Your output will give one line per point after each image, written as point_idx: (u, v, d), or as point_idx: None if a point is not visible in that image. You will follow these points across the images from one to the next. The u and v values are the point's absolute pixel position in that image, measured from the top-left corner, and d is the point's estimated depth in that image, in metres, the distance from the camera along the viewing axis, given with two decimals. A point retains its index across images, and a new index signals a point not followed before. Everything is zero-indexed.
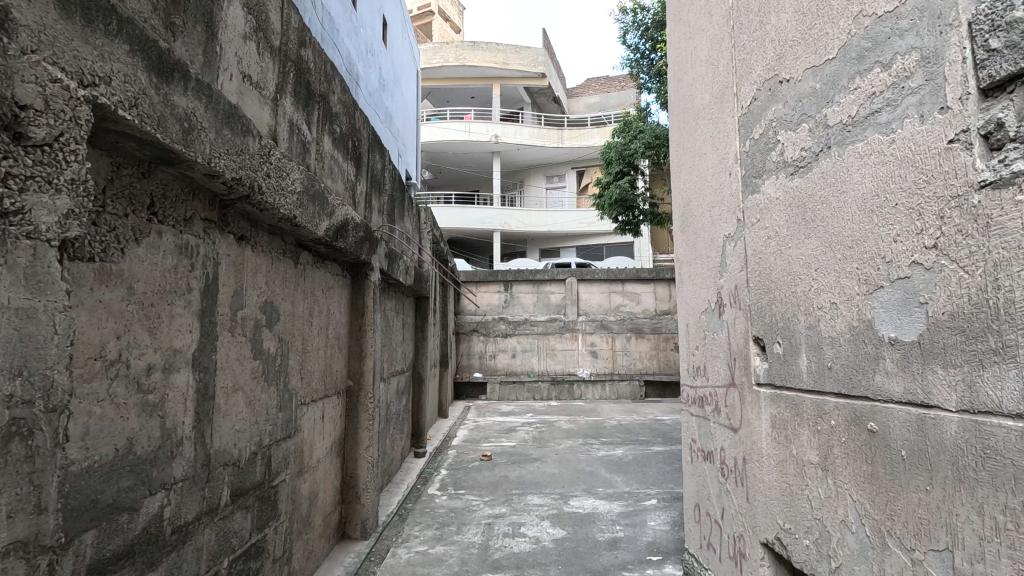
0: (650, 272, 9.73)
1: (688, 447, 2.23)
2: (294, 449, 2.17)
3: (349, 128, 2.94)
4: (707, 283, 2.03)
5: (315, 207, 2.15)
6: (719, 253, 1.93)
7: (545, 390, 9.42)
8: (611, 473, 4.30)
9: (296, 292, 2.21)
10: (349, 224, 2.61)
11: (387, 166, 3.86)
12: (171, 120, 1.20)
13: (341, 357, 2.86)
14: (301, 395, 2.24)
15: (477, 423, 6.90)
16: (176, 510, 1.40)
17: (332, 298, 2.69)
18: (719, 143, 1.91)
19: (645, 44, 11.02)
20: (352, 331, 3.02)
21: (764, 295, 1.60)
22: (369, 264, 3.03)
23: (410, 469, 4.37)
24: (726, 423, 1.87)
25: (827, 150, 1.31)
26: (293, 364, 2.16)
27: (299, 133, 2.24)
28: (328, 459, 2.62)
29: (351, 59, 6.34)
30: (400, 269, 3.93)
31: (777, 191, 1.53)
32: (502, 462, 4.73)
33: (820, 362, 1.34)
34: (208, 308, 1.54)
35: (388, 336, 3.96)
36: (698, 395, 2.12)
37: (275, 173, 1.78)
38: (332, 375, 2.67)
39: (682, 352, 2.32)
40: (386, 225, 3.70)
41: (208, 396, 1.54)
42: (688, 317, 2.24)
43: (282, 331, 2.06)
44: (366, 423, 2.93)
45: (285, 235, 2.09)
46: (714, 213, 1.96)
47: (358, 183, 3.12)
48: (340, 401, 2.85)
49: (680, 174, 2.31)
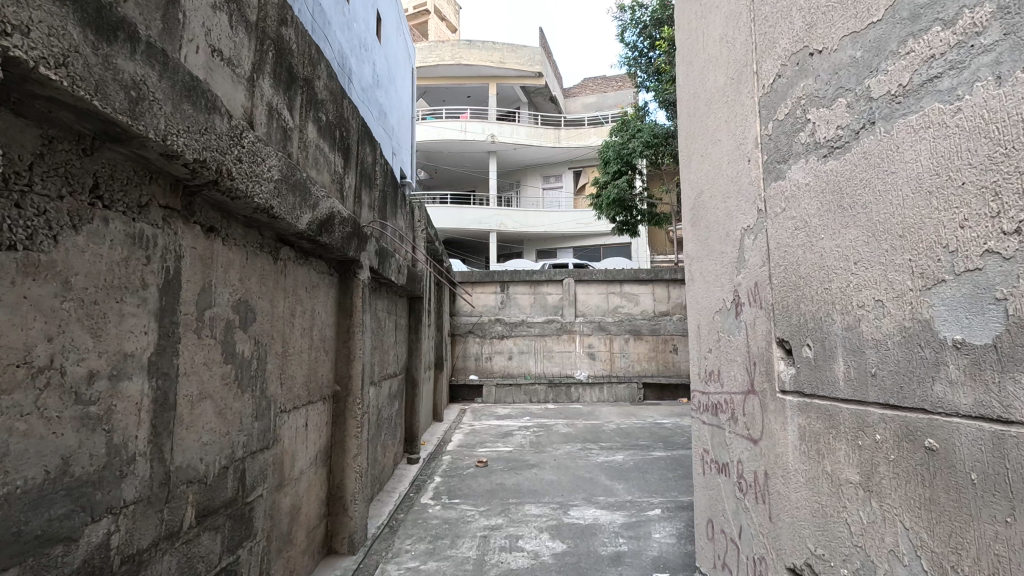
0: (648, 273, 9.59)
1: (700, 458, 2.07)
2: (272, 461, 1.99)
3: (337, 118, 2.77)
4: (722, 281, 1.87)
5: (296, 198, 1.98)
6: (736, 247, 1.77)
7: (542, 393, 9.25)
8: (612, 480, 4.14)
9: (276, 290, 2.04)
10: (335, 218, 2.44)
11: (379, 160, 3.69)
12: (115, 87, 1.04)
13: (327, 360, 2.68)
14: (280, 402, 2.07)
15: (473, 427, 6.73)
16: (128, 537, 1.23)
17: (317, 298, 2.52)
18: (736, 127, 1.75)
19: (643, 42, 10.87)
20: (340, 333, 2.85)
21: (791, 294, 1.44)
22: (358, 261, 2.86)
23: (403, 476, 4.19)
24: (744, 434, 1.71)
25: (870, 126, 1.15)
26: (271, 368, 1.98)
27: (280, 119, 2.07)
28: (312, 470, 2.45)
29: (344, 53, 6.17)
30: (392, 267, 3.76)
31: (806, 176, 1.37)
32: (498, 469, 4.56)
33: (861, 367, 1.17)
34: (168, 307, 1.37)
35: (379, 339, 3.79)
36: (711, 402, 1.96)
37: (248, 158, 1.61)
38: (316, 380, 2.50)
39: (693, 356, 2.16)
40: (377, 221, 3.52)
41: (167, 406, 1.36)
42: (699, 318, 2.09)
43: (258, 333, 1.88)
44: (354, 431, 2.76)
45: (263, 228, 1.91)
46: (730, 204, 1.80)
47: (346, 177, 2.95)
48: (326, 407, 2.68)
49: (691, 163, 2.15)
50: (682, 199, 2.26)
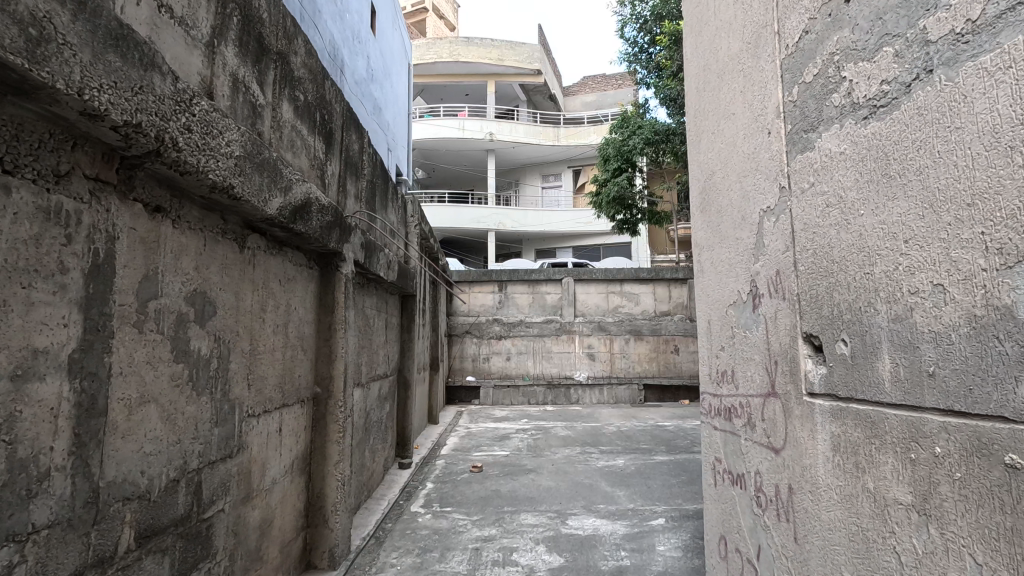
0: (649, 271, 9.41)
1: (711, 468, 1.87)
2: (237, 472, 1.79)
3: (318, 100, 2.58)
4: (738, 270, 1.68)
5: (263, 179, 1.79)
6: (753, 232, 1.58)
7: (541, 395, 9.11)
8: (612, 487, 3.93)
9: (242, 282, 1.85)
10: (312, 204, 2.24)
11: (367, 150, 3.50)
12: (6, 23, 0.85)
13: (306, 360, 2.48)
14: (248, 404, 1.88)
15: (469, 430, 6.53)
16: (39, 568, 1.03)
17: (293, 293, 2.32)
18: (754, 97, 1.56)
19: (643, 38, 10.70)
20: (320, 330, 2.66)
21: (823, 281, 1.24)
22: (340, 254, 2.66)
23: (393, 482, 3.99)
24: (765, 443, 1.51)
25: (927, 75, 0.96)
26: (235, 369, 1.78)
27: (248, 93, 1.88)
28: (287, 480, 2.24)
29: (335, 43, 5.97)
30: (380, 262, 3.56)
31: (842, 143, 1.18)
32: (494, 474, 4.36)
33: (914, 365, 0.98)
34: (99, 296, 1.18)
35: (367, 338, 3.59)
36: (724, 406, 1.77)
37: (201, 128, 1.41)
38: (292, 381, 2.30)
39: (703, 355, 1.97)
40: (364, 213, 3.32)
41: (97, 411, 1.17)
42: (710, 313, 1.90)
43: (219, 328, 1.68)
44: (335, 437, 2.56)
45: (226, 212, 1.72)
46: (746, 183, 1.61)
47: (329, 164, 2.75)
48: (305, 411, 2.48)
49: (701, 144, 1.95)
50: (690, 183, 2.07)
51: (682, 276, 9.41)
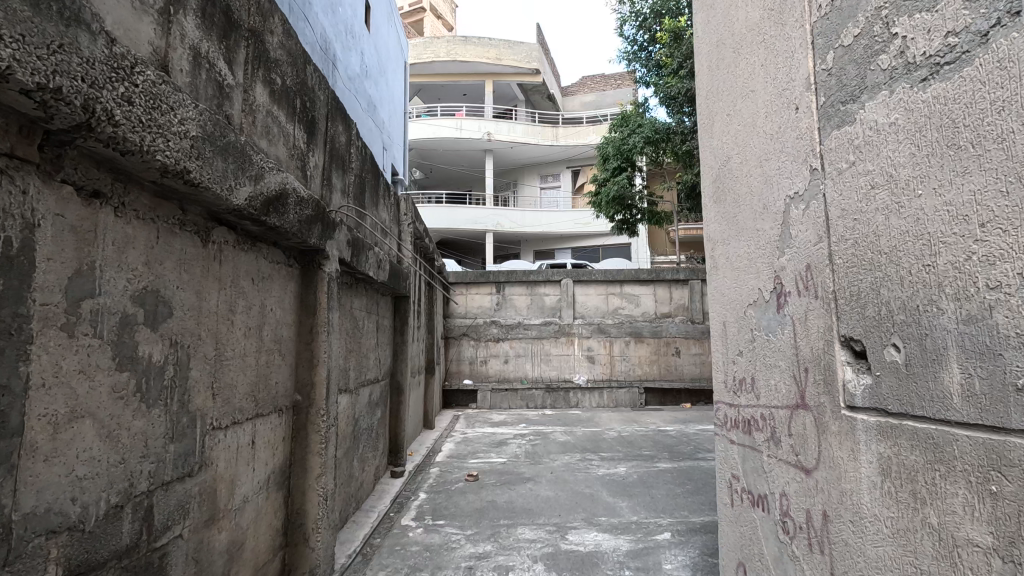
0: (649, 272, 9.25)
1: (727, 486, 1.69)
2: (199, 492, 1.61)
3: (298, 85, 2.40)
4: (759, 265, 1.49)
5: (228, 164, 1.60)
6: (778, 222, 1.40)
7: (540, 399, 8.86)
8: (614, 497, 3.75)
9: (206, 279, 1.66)
10: (288, 196, 2.05)
11: (355, 143, 3.32)
12: None
13: (284, 366, 2.30)
14: (213, 416, 1.69)
15: (465, 435, 6.34)
16: None
17: (269, 293, 2.14)
18: (778, 70, 1.38)
19: (644, 37, 10.52)
20: (301, 333, 2.47)
21: (868, 276, 1.06)
22: (323, 251, 2.48)
23: (384, 493, 3.80)
24: (793, 462, 1.33)
25: (1014, 18, 0.77)
26: (198, 377, 1.60)
27: (213, 71, 1.69)
28: (261, 497, 2.05)
29: (327, 37, 5.80)
30: (369, 260, 3.38)
31: (893, 112, 1.00)
32: (490, 483, 4.17)
33: (995, 376, 0.80)
34: (13, 293, 0.99)
35: (355, 341, 3.41)
36: (743, 418, 1.58)
37: (145, 101, 1.23)
38: (268, 389, 2.11)
39: (716, 360, 1.79)
40: (351, 208, 3.15)
41: (11, 430, 0.99)
42: (724, 314, 1.72)
43: (176, 330, 1.50)
44: (317, 449, 2.38)
45: (185, 201, 1.53)
46: (768, 167, 1.43)
47: (311, 155, 2.57)
48: (283, 421, 2.29)
49: (714, 127, 1.78)
50: (701, 172, 1.89)
51: (683, 277, 9.24)
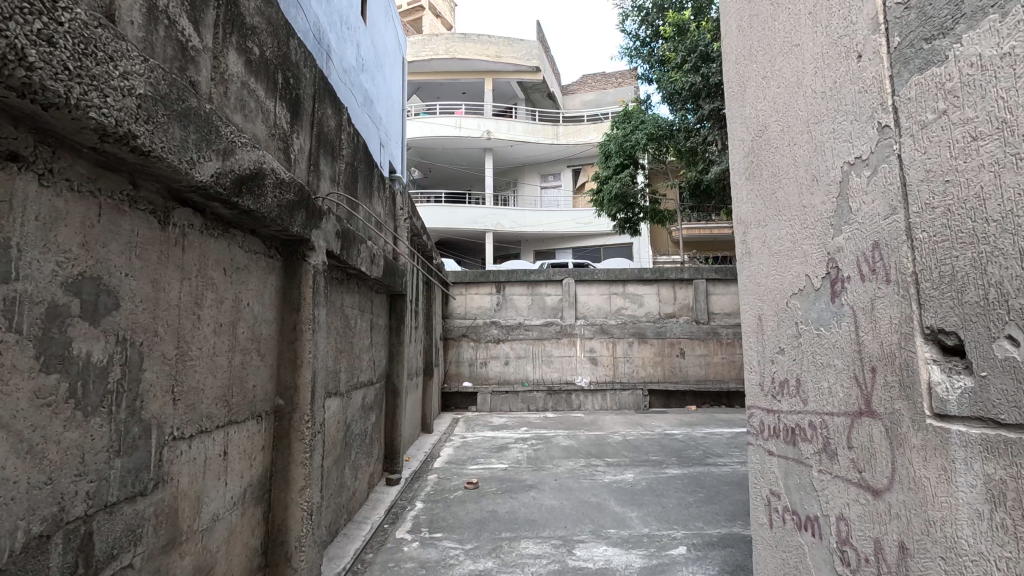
0: (652, 272, 9.03)
1: (763, 504, 1.48)
2: (155, 513, 1.39)
3: (280, 58, 2.19)
4: (806, 250, 1.28)
5: (188, 133, 1.38)
6: (832, 196, 1.18)
7: (541, 401, 8.66)
8: (622, 507, 3.53)
9: (166, 266, 1.45)
10: (265, 176, 1.84)
11: (347, 129, 3.11)
12: None
13: (264, 368, 2.08)
14: (174, 424, 1.47)
15: (465, 439, 6.11)
16: None
17: (245, 286, 1.92)
18: (832, 14, 1.17)
19: (646, 32, 10.29)
20: (284, 331, 2.25)
21: (971, 251, 0.84)
22: (307, 241, 2.26)
23: (378, 502, 3.58)
24: (854, 480, 1.11)
25: None
26: (155, 380, 1.39)
27: (175, 29, 1.48)
28: (236, 514, 1.83)
29: (321, 25, 5.59)
30: (361, 254, 3.16)
31: (1009, 43, 0.78)
32: (491, 492, 3.94)
33: None
34: None
35: (346, 341, 3.19)
36: (786, 427, 1.36)
37: (74, 46, 1.01)
38: (244, 393, 1.90)
39: (749, 359, 1.58)
40: (342, 197, 2.93)
41: None
42: (760, 305, 1.50)
43: (125, 325, 1.28)
44: (301, 459, 2.16)
45: (135, 175, 1.31)
46: (819, 131, 1.22)
47: (295, 137, 2.36)
48: (263, 427, 2.08)
49: (746, 94, 1.56)
50: (728, 146, 1.68)
51: (687, 277, 9.03)
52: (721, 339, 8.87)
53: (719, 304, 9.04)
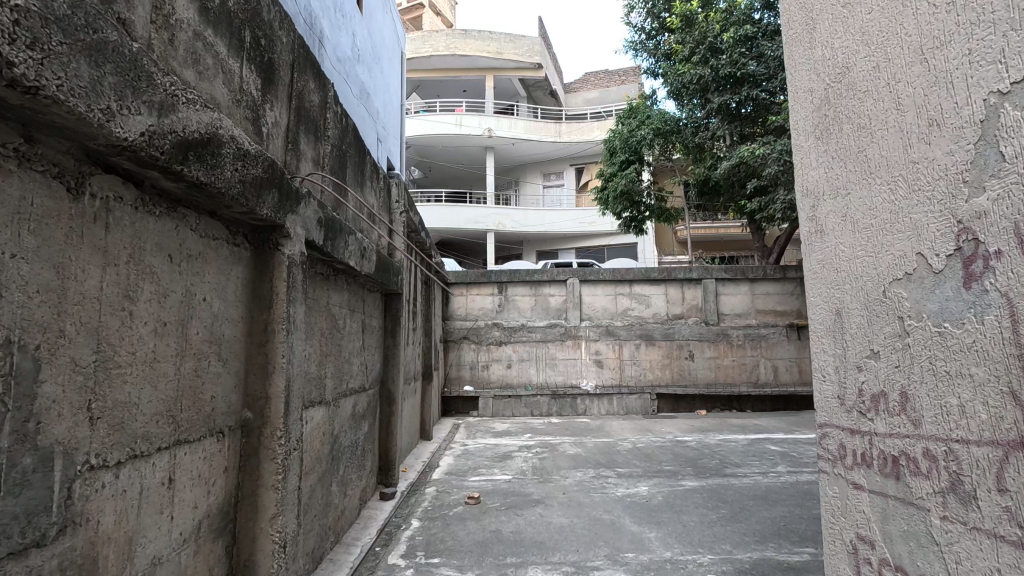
0: (660, 271, 8.72)
1: (847, 548, 1.25)
2: (64, 567, 1.07)
3: (248, 14, 1.87)
4: (917, 223, 1.06)
5: (102, 72, 1.07)
6: (967, 138, 0.95)
7: (545, 406, 8.32)
8: (639, 526, 3.20)
9: (80, 247, 1.13)
10: (223, 142, 1.52)
11: (333, 109, 2.80)
12: None
13: (227, 376, 1.76)
14: (90, 450, 1.15)
15: (465, 448, 5.78)
16: None
17: (200, 277, 1.60)
18: None
19: (653, 25, 10.01)
20: (254, 332, 1.93)
21: None
22: (279, 227, 1.94)
23: (370, 521, 3.26)
24: (1011, 534, 0.87)
25: None
26: (58, 394, 1.07)
27: None
28: (185, 554, 1.51)
29: (313, 11, 5.28)
30: (349, 246, 2.84)
31: None
32: (494, 508, 3.61)
33: None
34: None
35: (332, 344, 2.87)
36: (884, 456, 1.13)
37: None
38: (198, 405, 1.58)
39: (819, 362, 1.36)
40: (326, 181, 2.62)
41: None
42: (830, 292, 1.30)
43: (7, 322, 0.96)
44: (272, 483, 1.84)
45: (19, 122, 0.99)
46: (946, 60, 1.00)
47: (268, 109, 2.04)
48: (226, 445, 1.76)
49: (816, 36, 1.36)
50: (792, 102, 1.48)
51: (696, 276, 8.72)
52: (732, 341, 8.53)
53: (728, 304, 8.71)
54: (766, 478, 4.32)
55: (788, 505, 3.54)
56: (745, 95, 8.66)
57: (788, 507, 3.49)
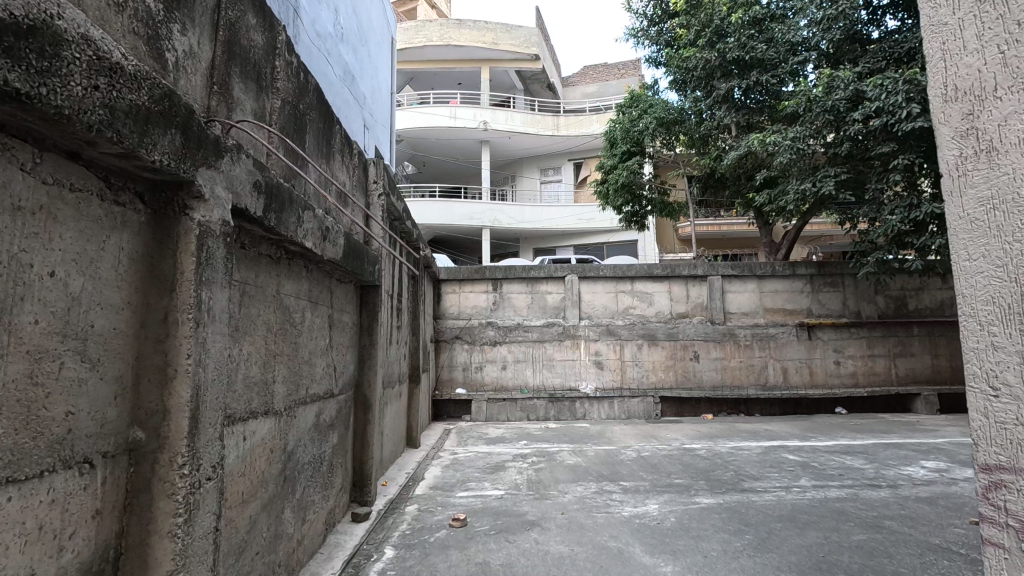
0: (663, 268, 8.25)
1: None
2: None
3: None
4: None
5: None
6: None
7: (542, 410, 7.79)
8: (653, 557, 2.71)
9: None
10: (67, 45, 1.04)
11: (284, 57, 2.32)
12: None
13: (98, 384, 1.26)
14: None
15: (455, 457, 5.29)
16: None
17: (43, 240, 1.11)
18: None
19: (656, 11, 9.55)
20: (148, 322, 1.43)
21: None
22: (187, 185, 1.46)
23: (336, 551, 2.78)
24: None
25: None
26: None
27: None
28: None
29: None
30: (306, 222, 2.36)
31: None
32: (482, 532, 3.13)
33: None
34: None
35: (284, 342, 2.39)
36: None
37: None
38: (38, 422, 1.09)
39: (987, 325, 1.14)
40: (275, 139, 2.14)
41: None
42: (1002, 234, 1.12)
43: None
44: (168, 529, 1.35)
45: None
46: None
47: (178, 32, 1.55)
48: (102, 475, 1.28)
49: None
50: None
51: (701, 273, 8.25)
52: (739, 342, 8.06)
53: (735, 303, 8.24)
54: (790, 494, 3.82)
55: (821, 529, 3.06)
56: (752, 81, 8.26)
57: (823, 532, 3.01)
